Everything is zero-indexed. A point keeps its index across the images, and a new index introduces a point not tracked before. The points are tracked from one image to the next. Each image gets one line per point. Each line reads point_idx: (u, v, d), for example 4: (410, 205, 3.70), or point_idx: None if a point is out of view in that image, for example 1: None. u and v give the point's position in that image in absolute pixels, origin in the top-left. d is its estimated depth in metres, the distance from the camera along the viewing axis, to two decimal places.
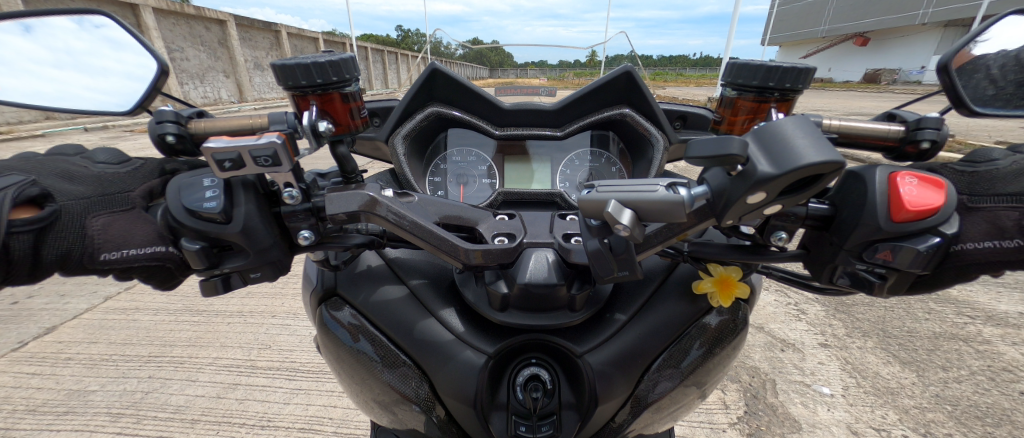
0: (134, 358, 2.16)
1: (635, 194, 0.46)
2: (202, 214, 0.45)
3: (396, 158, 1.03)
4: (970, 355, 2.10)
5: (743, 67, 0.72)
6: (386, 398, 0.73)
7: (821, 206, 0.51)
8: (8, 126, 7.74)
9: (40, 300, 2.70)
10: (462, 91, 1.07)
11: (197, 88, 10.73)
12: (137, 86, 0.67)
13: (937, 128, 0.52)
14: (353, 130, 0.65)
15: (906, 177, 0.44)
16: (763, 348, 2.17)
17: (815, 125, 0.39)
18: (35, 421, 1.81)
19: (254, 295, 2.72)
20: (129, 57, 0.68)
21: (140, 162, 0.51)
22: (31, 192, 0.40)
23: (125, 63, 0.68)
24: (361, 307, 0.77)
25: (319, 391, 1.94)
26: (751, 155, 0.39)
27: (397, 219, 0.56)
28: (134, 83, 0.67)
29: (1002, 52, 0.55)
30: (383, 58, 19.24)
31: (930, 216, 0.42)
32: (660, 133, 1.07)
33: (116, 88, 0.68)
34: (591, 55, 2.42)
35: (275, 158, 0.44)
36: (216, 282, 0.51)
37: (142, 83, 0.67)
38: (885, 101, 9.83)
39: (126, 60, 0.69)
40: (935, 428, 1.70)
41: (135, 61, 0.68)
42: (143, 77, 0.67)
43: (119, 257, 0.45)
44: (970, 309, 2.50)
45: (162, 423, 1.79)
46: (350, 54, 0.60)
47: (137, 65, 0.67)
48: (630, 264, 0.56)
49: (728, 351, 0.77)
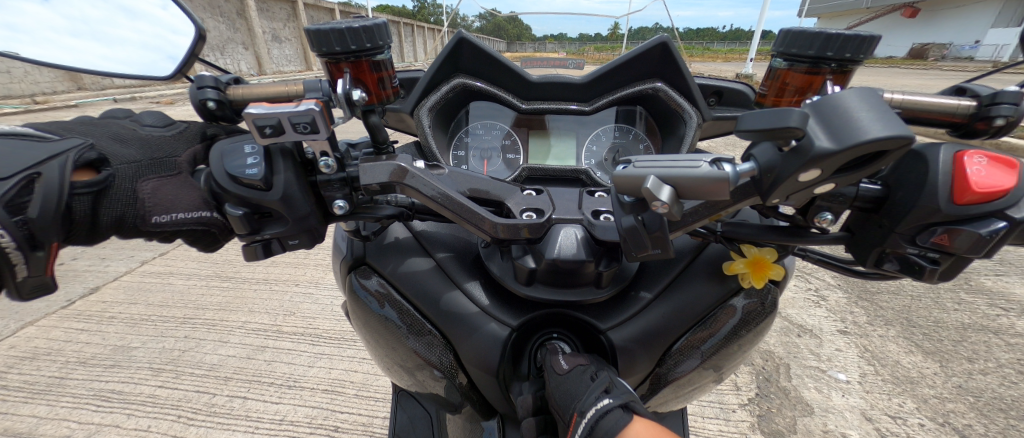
0: (171, 319, 2.30)
1: (675, 170, 0.45)
2: (244, 180, 0.47)
3: (421, 129, 1.02)
4: (999, 348, 2.05)
5: (798, 35, 0.67)
6: (410, 363, 0.77)
7: (872, 187, 0.48)
8: (46, 95, 8.06)
9: (83, 262, 2.87)
10: (490, 62, 1.04)
11: (218, 61, 10.86)
12: (153, 56, 0.66)
13: (1014, 104, 0.45)
14: (385, 100, 0.64)
15: (974, 157, 0.41)
16: (779, 332, 2.15)
17: (880, 98, 0.36)
18: (85, 372, 1.97)
19: (278, 264, 2.83)
20: (143, 27, 0.66)
21: (183, 126, 0.53)
22: (89, 157, 0.42)
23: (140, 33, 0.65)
24: (389, 276, 0.78)
25: (341, 356, 2.04)
26: (809, 129, 0.37)
27: (429, 191, 0.56)
28: (150, 53, 0.66)
29: None
30: (400, 30, 18.93)
31: (1001, 197, 0.39)
32: (694, 109, 1.03)
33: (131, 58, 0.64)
34: (615, 28, 2.33)
35: (314, 126, 0.44)
36: (257, 248, 0.52)
37: (159, 53, 0.66)
38: (933, 77, 9.10)
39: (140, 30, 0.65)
40: (954, 418, 1.68)
41: (150, 31, 0.66)
42: (175, 54, 0.67)
43: (169, 220, 0.45)
44: (1004, 301, 2.41)
45: (199, 379, 1.92)
46: (383, 20, 0.58)
47: (154, 36, 0.66)
48: (664, 242, 0.55)
49: (754, 334, 0.77)
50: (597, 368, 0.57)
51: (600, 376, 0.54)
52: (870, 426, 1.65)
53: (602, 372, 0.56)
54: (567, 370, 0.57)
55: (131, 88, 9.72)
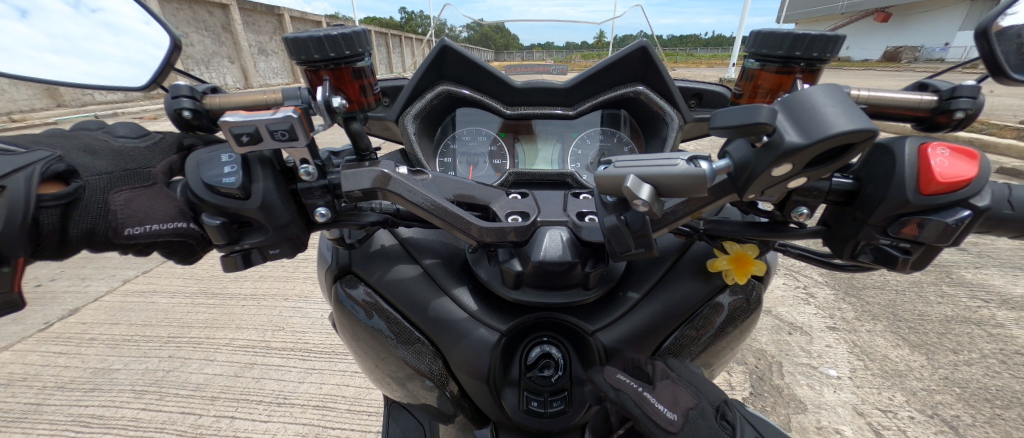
0: (155, 339, 2.23)
1: (654, 169, 0.45)
2: (221, 189, 0.46)
3: (406, 137, 1.02)
4: (982, 338, 2.10)
5: (768, 37, 0.69)
6: (400, 374, 0.76)
7: (844, 181, 0.50)
8: (24, 114, 7.87)
9: (62, 283, 2.78)
10: (473, 69, 1.05)
11: (203, 75, 10.75)
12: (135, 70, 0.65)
13: (973, 97, 0.47)
14: (366, 107, 0.64)
15: (937, 148, 0.43)
16: (770, 331, 2.17)
17: (846, 93, 0.38)
18: (64, 397, 1.90)
19: (267, 279, 2.77)
20: (129, 43, 0.66)
21: (158, 136, 0.52)
22: (58, 168, 0.41)
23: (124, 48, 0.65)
24: (376, 285, 0.77)
25: (332, 371, 2.00)
26: (779, 125, 0.38)
27: (413, 196, 0.56)
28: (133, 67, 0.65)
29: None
30: (388, 41, 18.98)
31: (962, 187, 0.41)
32: (675, 112, 1.05)
33: (113, 74, 0.63)
34: (600, 36, 2.38)
35: (292, 133, 0.43)
36: (236, 258, 0.51)
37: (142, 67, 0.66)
38: (907, 78, 9.43)
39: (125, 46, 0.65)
40: (943, 409, 1.71)
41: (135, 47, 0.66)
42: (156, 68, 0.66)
43: (143, 232, 0.45)
44: (984, 292, 2.48)
45: (184, 399, 1.86)
46: (362, 28, 0.59)
47: (138, 51, 0.66)
48: (647, 241, 0.55)
49: (740, 330, 0.77)
50: (715, 408, 0.42)
51: (732, 422, 0.41)
52: (862, 421, 1.67)
53: (727, 417, 0.41)
54: (678, 423, 0.40)
55: (113, 103, 9.56)
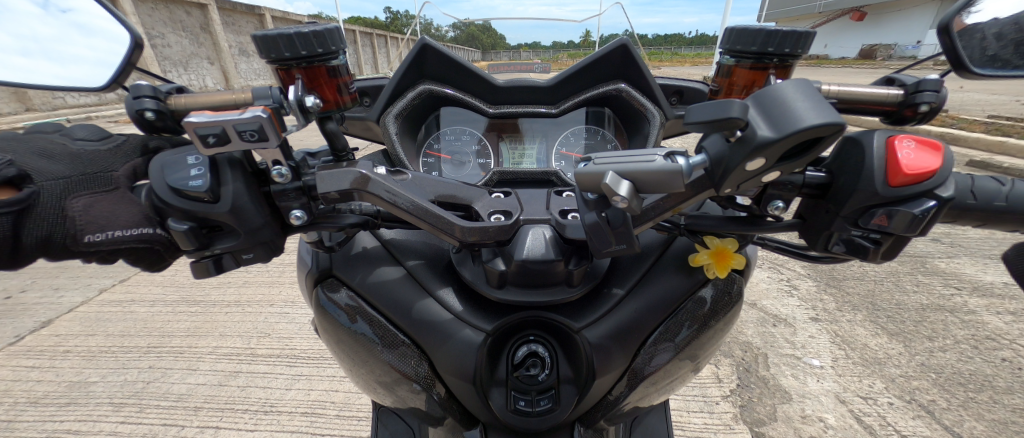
0: (133, 349, 2.16)
1: (633, 165, 0.45)
2: (188, 193, 0.44)
3: (388, 137, 1.01)
4: (955, 325, 2.17)
5: (742, 33, 0.70)
6: (387, 378, 0.75)
7: (817, 174, 0.50)
8: None
9: (34, 294, 2.67)
10: (454, 67, 1.04)
11: (181, 77, 10.45)
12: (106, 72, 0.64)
13: (936, 91, 0.49)
14: (342, 106, 0.63)
15: (904, 141, 0.44)
16: (756, 323, 2.21)
17: (815, 88, 0.38)
18: (38, 412, 1.82)
19: (251, 284, 2.71)
20: (100, 44, 0.64)
21: (121, 139, 0.50)
22: (8, 174, 0.38)
23: (95, 50, 0.64)
24: (358, 288, 0.76)
25: (321, 376, 1.96)
26: (751, 119, 0.39)
27: (392, 197, 0.55)
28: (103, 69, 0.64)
29: (993, 21, 0.52)
30: (373, 42, 18.76)
31: (928, 178, 0.42)
32: (656, 109, 1.06)
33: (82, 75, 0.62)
34: (585, 34, 2.39)
35: (262, 133, 0.42)
36: (207, 263, 0.50)
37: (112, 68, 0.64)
38: (882, 74, 9.72)
39: (96, 47, 0.64)
40: (920, 395, 1.77)
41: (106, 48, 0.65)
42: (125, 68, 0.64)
43: (105, 239, 0.43)
44: (957, 281, 2.57)
45: (165, 411, 1.81)
46: (336, 25, 0.58)
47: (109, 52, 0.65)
48: (628, 237, 0.55)
49: (723, 323, 0.78)
50: None
51: None
52: (844, 408, 1.71)
53: None
54: None
55: (86, 107, 9.22)
